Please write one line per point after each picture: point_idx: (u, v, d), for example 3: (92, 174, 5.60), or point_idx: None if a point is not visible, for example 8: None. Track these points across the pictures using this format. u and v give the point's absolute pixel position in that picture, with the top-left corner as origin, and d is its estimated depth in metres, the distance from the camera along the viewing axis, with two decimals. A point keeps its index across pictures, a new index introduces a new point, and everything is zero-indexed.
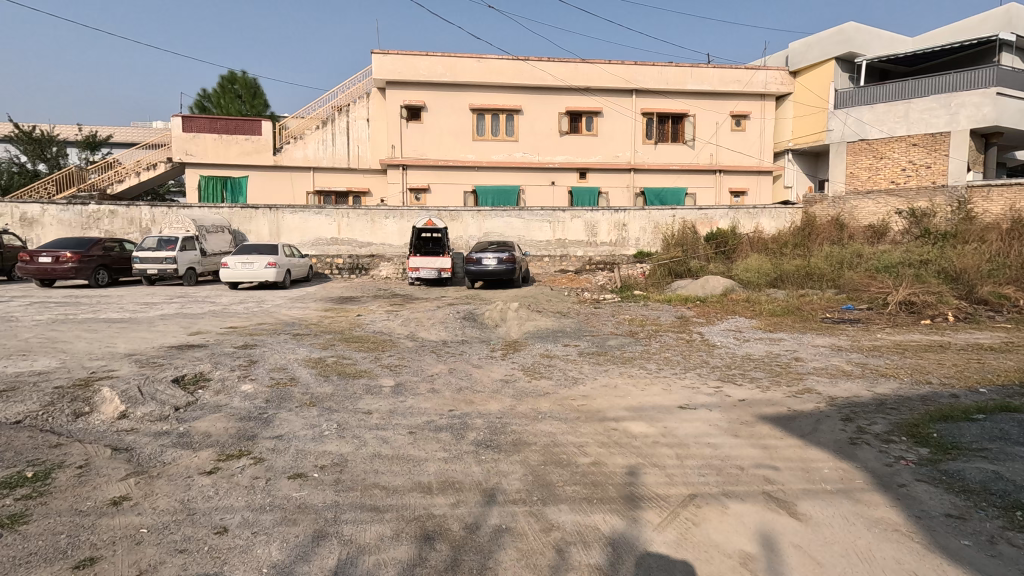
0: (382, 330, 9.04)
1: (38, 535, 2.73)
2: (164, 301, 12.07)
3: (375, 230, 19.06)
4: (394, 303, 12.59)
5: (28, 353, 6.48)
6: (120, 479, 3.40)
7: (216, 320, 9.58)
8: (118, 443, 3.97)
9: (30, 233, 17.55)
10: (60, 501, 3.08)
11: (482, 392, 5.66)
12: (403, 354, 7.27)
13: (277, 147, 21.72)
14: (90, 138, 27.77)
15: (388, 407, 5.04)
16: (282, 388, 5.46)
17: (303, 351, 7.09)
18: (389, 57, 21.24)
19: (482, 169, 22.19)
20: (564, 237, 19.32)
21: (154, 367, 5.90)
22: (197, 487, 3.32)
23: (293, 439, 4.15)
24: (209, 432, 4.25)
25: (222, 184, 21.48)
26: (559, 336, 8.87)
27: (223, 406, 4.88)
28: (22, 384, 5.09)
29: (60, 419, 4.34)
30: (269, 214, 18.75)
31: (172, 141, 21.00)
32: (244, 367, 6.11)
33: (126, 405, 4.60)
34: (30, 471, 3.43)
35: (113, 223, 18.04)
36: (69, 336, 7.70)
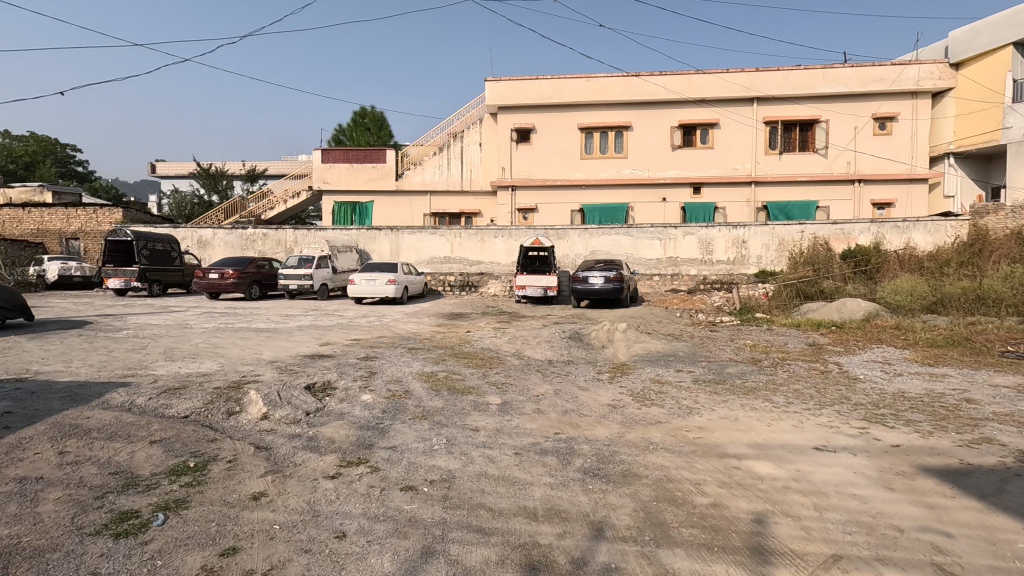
0: (490, 347, 9.22)
1: (195, 520, 3.11)
2: (301, 313, 13.54)
3: (485, 249, 19.75)
4: (501, 321, 12.85)
5: (197, 356, 7.60)
6: (259, 475, 3.77)
7: (343, 332, 10.50)
8: (260, 442, 4.44)
9: (204, 253, 20.88)
10: (213, 491, 3.50)
11: (589, 416, 5.47)
12: (509, 372, 7.33)
13: (399, 173, 23.58)
14: (250, 172, 32.42)
15: (494, 425, 5.06)
16: (396, 399, 5.76)
17: (417, 365, 7.45)
18: (501, 83, 22.19)
19: (589, 187, 22.08)
20: (676, 255, 18.43)
21: (290, 374, 6.57)
22: (321, 490, 3.57)
23: (406, 451, 4.32)
24: (333, 438, 4.59)
25: (352, 209, 23.79)
26: (671, 361, 8.37)
27: (346, 413, 5.26)
28: (190, 383, 5.96)
29: (217, 416, 4.98)
30: (391, 235, 20.35)
31: (313, 171, 23.75)
32: (365, 378, 6.56)
33: (267, 407, 5.15)
34: (192, 461, 3.95)
35: (265, 244, 20.76)
36: (228, 342, 8.90)
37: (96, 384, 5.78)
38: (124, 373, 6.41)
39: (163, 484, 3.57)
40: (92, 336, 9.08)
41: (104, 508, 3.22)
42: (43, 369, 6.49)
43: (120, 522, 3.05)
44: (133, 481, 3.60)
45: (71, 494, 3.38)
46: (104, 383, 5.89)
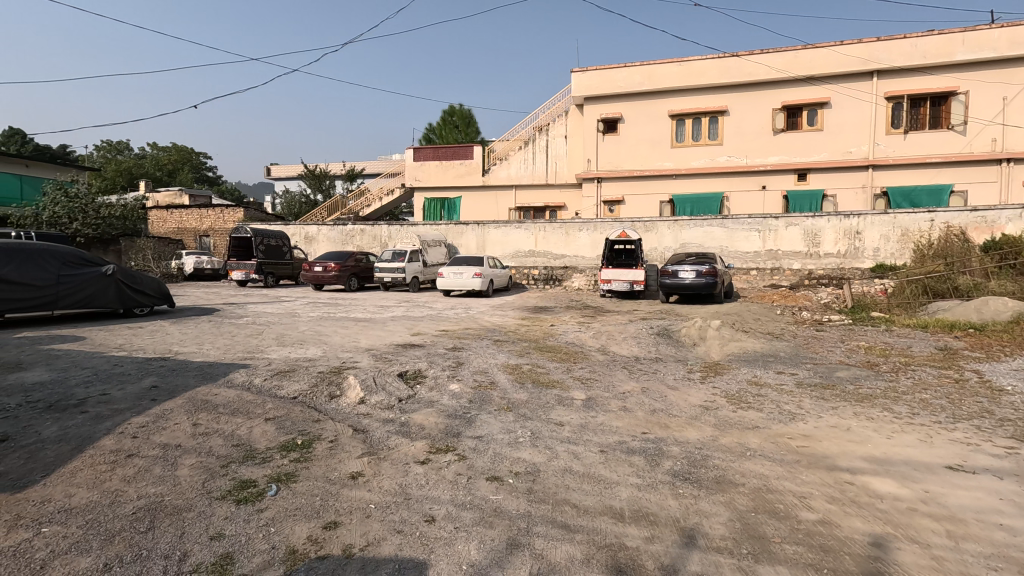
0: (575, 341, 9.14)
1: (302, 493, 3.38)
2: (394, 304, 14.31)
3: (569, 242, 19.58)
4: (586, 315, 12.67)
5: (304, 342, 8.30)
6: (357, 456, 4.02)
7: (433, 323, 10.94)
8: (357, 425, 4.74)
9: (310, 248, 22.80)
10: (317, 468, 3.79)
11: (679, 417, 5.22)
12: (595, 368, 7.21)
13: (485, 169, 24.08)
14: (350, 171, 34.80)
15: (579, 421, 5.00)
16: (482, 390, 5.89)
17: (502, 357, 7.56)
18: (588, 73, 21.82)
19: (680, 177, 21.09)
20: (776, 247, 17.07)
21: (385, 362, 6.95)
22: (412, 475, 3.73)
23: (491, 442, 4.39)
24: (423, 425, 4.78)
25: (441, 204, 24.68)
26: (771, 361, 7.76)
27: (435, 402, 5.47)
28: (299, 367, 6.53)
29: (321, 399, 5.39)
30: (477, 229, 20.88)
31: (406, 169, 24.95)
32: (453, 368, 6.77)
33: (364, 392, 5.49)
34: (300, 439, 4.31)
35: (362, 239, 22.19)
36: (330, 330, 9.62)
37: (222, 365, 6.51)
38: (244, 356, 7.17)
39: (275, 458, 3.93)
40: (219, 322, 10.28)
41: (228, 476, 3.61)
42: (181, 350, 7.44)
43: (241, 489, 3.41)
44: (251, 453, 4.00)
45: (203, 462, 3.83)
46: (228, 364, 6.61)
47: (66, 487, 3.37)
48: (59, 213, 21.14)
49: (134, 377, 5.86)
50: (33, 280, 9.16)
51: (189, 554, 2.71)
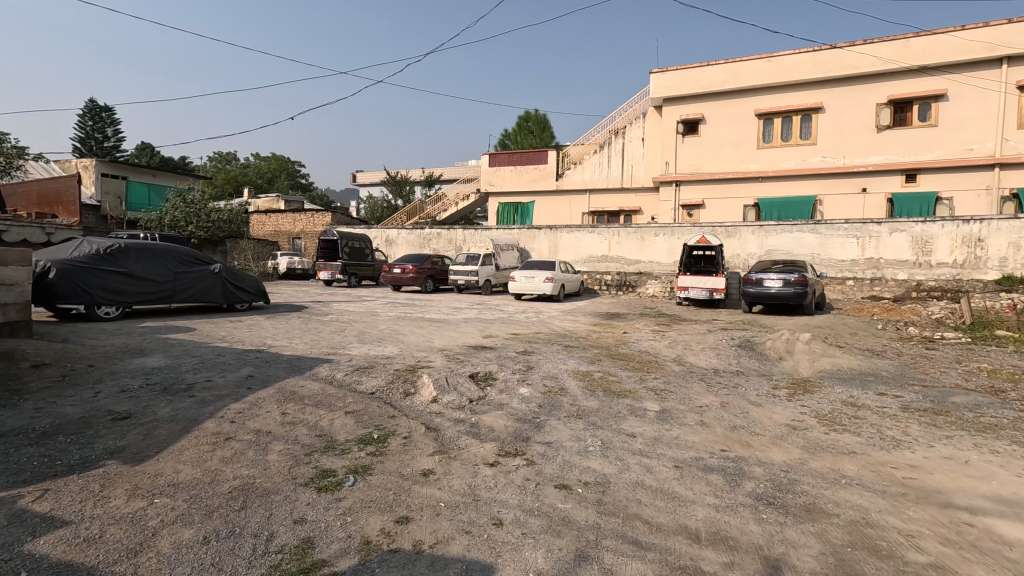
0: (649, 350, 8.84)
1: (377, 486, 3.52)
2: (467, 306, 14.62)
3: (644, 247, 19.03)
4: (661, 323, 12.21)
5: (382, 341, 8.69)
6: (429, 454, 4.12)
7: (504, 326, 11.03)
8: (429, 423, 4.87)
9: (390, 251, 23.94)
10: (391, 463, 3.92)
11: (763, 436, 4.86)
12: (670, 379, 6.91)
13: (559, 173, 24.05)
14: (428, 177, 36.14)
15: (652, 433, 4.80)
16: (552, 396, 5.83)
17: (572, 363, 7.46)
18: (668, 74, 21.14)
19: (767, 179, 19.85)
20: (878, 255, 15.55)
21: (457, 363, 7.09)
22: (481, 476, 3.76)
23: (560, 449, 4.33)
24: (493, 427, 4.82)
25: (514, 209, 24.96)
26: (871, 381, 7.04)
27: (505, 404, 5.50)
28: (377, 364, 6.83)
29: (396, 395, 5.60)
30: (550, 234, 20.91)
31: (482, 175, 25.53)
32: (523, 372, 6.77)
33: (437, 392, 5.64)
34: (377, 433, 4.50)
35: (438, 243, 22.94)
36: (406, 330, 9.99)
37: (308, 358, 6.98)
38: (328, 351, 7.62)
39: (353, 450, 4.12)
40: (308, 319, 11.03)
41: (311, 464, 3.83)
42: (274, 343, 8.06)
43: (322, 478, 3.61)
44: (332, 444, 4.22)
45: (289, 449, 4.10)
46: (314, 358, 7.07)
47: (175, 463, 3.73)
48: (177, 217, 23.75)
49: (233, 366, 6.41)
50: (156, 277, 10.33)
51: (275, 535, 2.89)
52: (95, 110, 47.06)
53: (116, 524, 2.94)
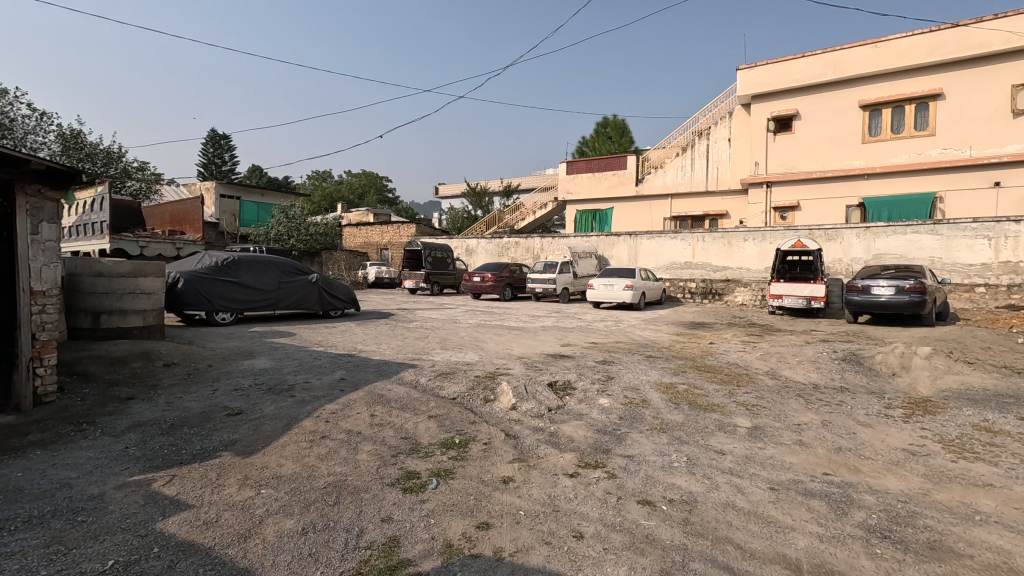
0: (738, 362, 8.31)
1: (458, 491, 3.59)
2: (545, 315, 14.62)
3: (731, 253, 18.01)
4: (751, 334, 11.44)
5: (463, 347, 8.92)
6: (508, 461, 4.15)
7: (583, 335, 10.89)
8: (509, 430, 4.91)
9: (470, 260, 24.64)
10: (472, 468, 3.99)
11: (875, 460, 4.37)
12: (763, 394, 6.44)
13: (639, 178, 23.47)
14: (507, 187, 36.80)
15: (743, 451, 4.49)
16: (633, 408, 5.65)
17: (655, 374, 7.19)
18: (757, 70, 19.96)
19: (875, 176, 18.05)
20: (1015, 259, 13.54)
21: (535, 371, 7.09)
22: (560, 487, 3.72)
23: (643, 463, 4.17)
24: (572, 437, 4.75)
25: (592, 216, 24.71)
26: (1010, 404, 6.09)
27: (584, 415, 5.41)
28: (458, 370, 7.02)
29: (477, 401, 5.71)
30: (629, 240, 20.44)
31: (559, 183, 25.56)
32: (603, 382, 6.62)
33: (516, 399, 5.68)
34: (458, 438, 4.60)
35: (516, 251, 23.24)
36: (485, 337, 10.18)
37: (395, 363, 7.32)
38: (412, 357, 7.95)
39: (436, 453, 4.25)
40: (394, 325, 11.60)
41: (397, 465, 4.00)
42: (364, 349, 8.56)
43: (407, 479, 3.75)
44: (416, 447, 4.38)
45: (377, 450, 4.31)
46: (400, 363, 7.41)
47: (278, 457, 4.07)
48: (281, 231, 26.08)
49: (328, 369, 6.89)
50: (263, 285, 11.37)
51: (364, 532, 3.04)
52: (215, 138, 53.00)
53: (229, 510, 3.24)
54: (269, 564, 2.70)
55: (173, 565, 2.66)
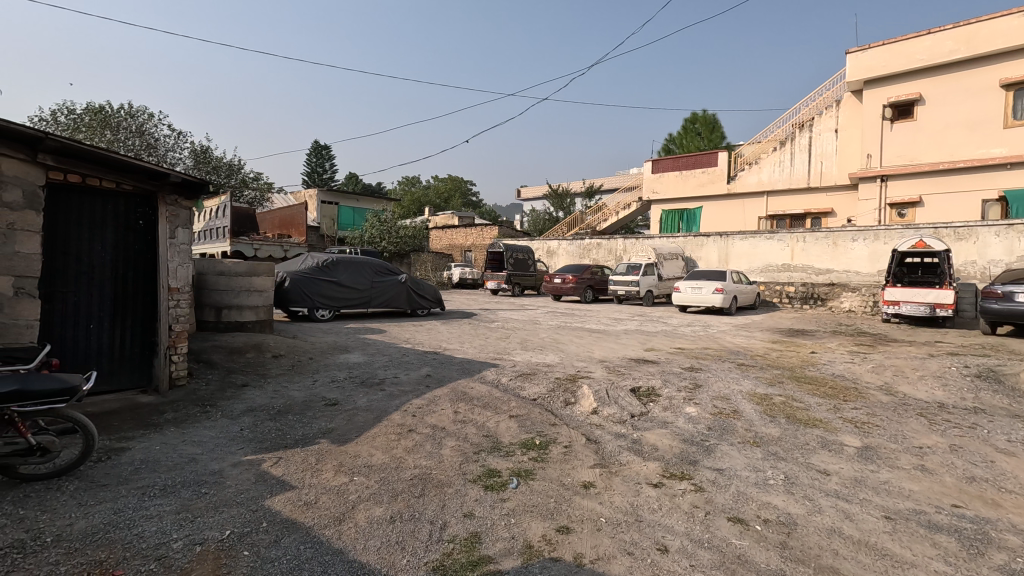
0: (846, 374, 7.55)
1: (539, 492, 3.59)
2: (628, 318, 14.24)
3: (837, 254, 16.47)
4: (861, 344, 10.35)
5: (544, 349, 8.93)
6: (590, 466, 4.08)
7: (668, 340, 10.47)
8: (590, 434, 4.82)
9: (552, 261, 24.68)
10: (553, 470, 3.97)
11: (1019, 495, 3.76)
12: (876, 410, 5.79)
13: (731, 175, 22.18)
14: (589, 188, 36.36)
15: (851, 473, 4.06)
16: (723, 418, 5.33)
17: (748, 384, 6.72)
18: (871, 52, 18.08)
19: (1019, 166, 15.62)
20: None
21: (617, 375, 6.92)
22: (643, 496, 3.59)
23: (735, 478, 3.91)
24: (656, 445, 4.58)
25: (679, 216, 23.75)
26: None
27: (670, 423, 5.19)
28: (539, 371, 7.04)
29: (557, 404, 5.68)
30: (720, 241, 19.41)
31: (644, 182, 24.81)
32: (690, 390, 6.31)
33: (597, 404, 5.57)
34: (539, 439, 4.61)
35: (598, 253, 22.91)
36: (566, 339, 10.12)
37: (477, 362, 7.50)
38: (494, 356, 8.09)
39: (517, 453, 4.28)
40: (476, 325, 11.89)
41: (479, 462, 4.08)
42: (448, 347, 8.86)
43: (489, 477, 3.81)
44: (497, 446, 4.44)
45: (460, 446, 4.43)
46: (482, 362, 7.58)
47: (370, 447, 4.31)
48: (374, 234, 27.76)
49: (415, 366, 7.22)
50: (358, 285, 12.15)
51: (447, 525, 3.13)
52: (319, 149, 57.81)
53: (326, 493, 3.49)
54: (361, 548, 2.86)
55: (278, 540, 2.91)
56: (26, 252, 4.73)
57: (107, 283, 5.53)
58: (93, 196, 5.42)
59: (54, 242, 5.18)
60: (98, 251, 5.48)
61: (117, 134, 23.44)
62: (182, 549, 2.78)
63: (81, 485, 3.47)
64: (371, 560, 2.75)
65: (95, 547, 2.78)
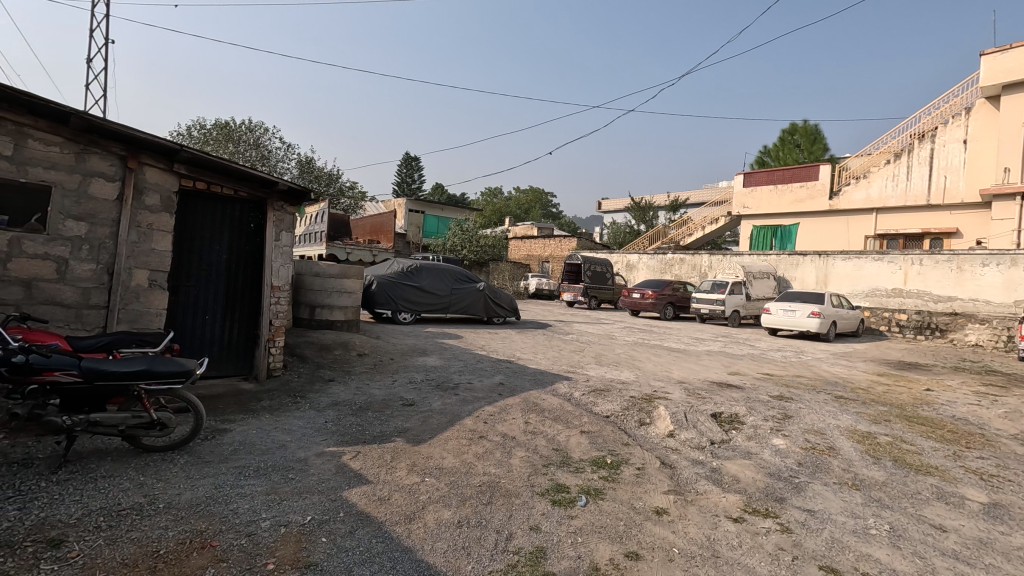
0: (969, 418, 6.60)
1: (608, 513, 3.47)
2: (710, 338, 13.50)
3: (961, 280, 14.61)
4: (989, 384, 9.02)
5: (619, 365, 8.69)
6: (663, 491, 3.89)
7: (755, 364, 9.78)
8: (665, 458, 4.61)
9: (631, 275, 24.10)
10: (624, 492, 3.83)
11: None
12: (1008, 463, 4.99)
13: (834, 190, 20.43)
14: (674, 202, 35.12)
15: (975, 533, 3.53)
16: (816, 454, 4.88)
17: (847, 419, 6.09)
18: (1010, 53, 15.91)
19: None
20: None
21: (697, 398, 6.56)
22: (722, 530, 3.36)
23: (828, 522, 3.55)
24: (738, 477, 4.27)
25: (772, 232, 22.33)
26: None
27: (754, 454, 4.82)
28: (613, 388, 6.84)
29: (631, 423, 5.50)
30: (818, 261, 18.01)
31: (734, 196, 23.59)
32: (779, 420, 5.83)
33: (674, 427, 5.32)
34: (610, 458, 4.47)
35: (681, 268, 22.02)
36: (643, 356, 9.79)
37: (550, 374, 7.45)
38: (567, 369, 8.00)
39: (586, 470, 4.19)
40: (551, 337, 11.84)
41: (547, 476, 4.03)
42: (522, 357, 8.89)
43: (556, 492, 3.75)
44: (567, 460, 4.38)
45: (530, 457, 4.41)
46: (555, 374, 7.52)
47: (441, 450, 4.41)
48: (456, 242, 28.68)
49: (489, 373, 7.32)
50: (439, 291, 12.58)
51: (513, 536, 3.12)
52: (409, 160, 60.91)
53: (399, 491, 3.62)
54: (429, 549, 2.92)
55: (353, 531, 3.05)
56: (160, 250, 5.40)
57: (221, 279, 6.17)
58: (215, 201, 6.07)
59: (182, 241, 5.89)
60: (216, 251, 6.13)
61: (238, 147, 26.25)
62: (269, 529, 3.00)
63: (190, 459, 3.87)
64: (437, 562, 2.80)
65: (197, 517, 3.07)
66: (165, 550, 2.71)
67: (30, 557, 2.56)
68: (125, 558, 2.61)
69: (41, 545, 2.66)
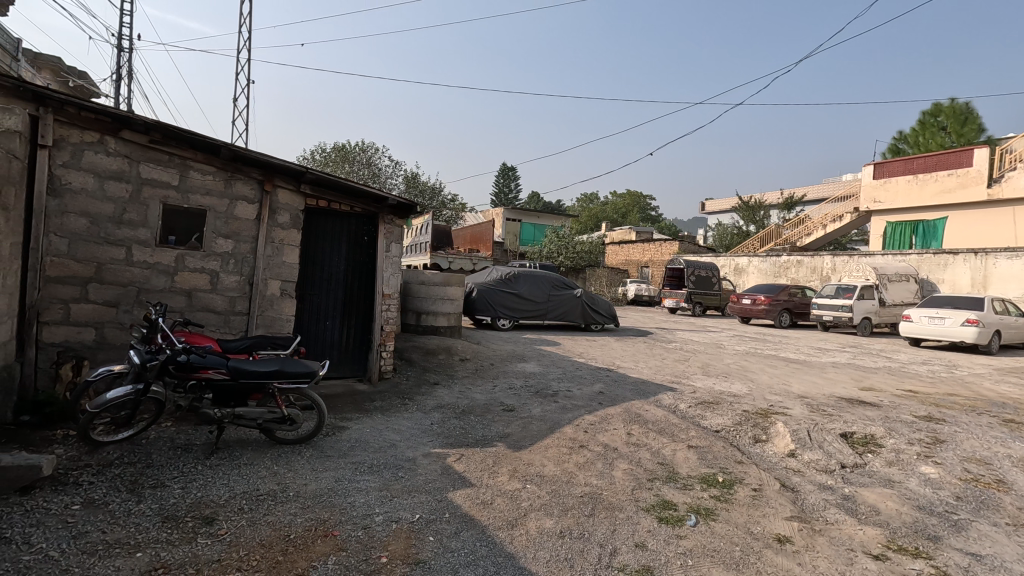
0: None
1: (721, 536, 3.22)
2: (836, 348, 12.14)
3: None
4: None
5: (729, 376, 8.12)
6: (785, 517, 3.52)
7: (893, 379, 8.59)
8: (786, 480, 4.18)
9: (740, 279, 22.52)
10: (739, 515, 3.53)
11: None
12: None
13: (995, 178, 17.39)
14: (788, 200, 32.14)
15: None
16: (980, 488, 4.13)
17: (1020, 448, 5.10)
18: None
19: None
20: None
21: (823, 415, 5.90)
22: (859, 567, 2.96)
23: (1000, 571, 2.98)
24: (877, 508, 3.75)
25: (912, 229, 19.58)
26: None
27: (897, 483, 4.21)
28: (723, 401, 6.36)
29: (744, 439, 5.08)
30: (974, 258, 15.50)
31: (862, 190, 21.09)
32: (928, 445, 5.04)
33: (796, 446, 4.82)
34: (722, 476, 4.16)
35: (798, 271, 20.14)
36: (756, 367, 9.04)
37: (653, 384, 7.14)
38: (671, 379, 7.62)
39: (696, 488, 3.93)
40: (652, 345, 11.39)
41: (652, 491, 3.85)
42: (622, 365, 8.64)
43: (663, 509, 3.56)
44: (673, 476, 4.15)
45: (633, 470, 4.24)
46: (658, 384, 7.20)
47: (542, 458, 4.40)
48: (553, 250, 28.76)
49: (588, 381, 7.19)
50: (536, 297, 12.68)
51: (617, 552, 3.00)
52: (506, 169, 62.32)
53: (501, 496, 3.66)
54: (532, 556, 2.92)
55: (458, 532, 3.13)
56: (290, 262, 6.03)
57: (340, 287, 6.74)
58: (334, 217, 6.66)
59: (308, 253, 6.51)
60: (336, 261, 6.70)
61: (353, 167, 28.75)
62: (383, 523, 3.18)
63: (314, 453, 4.24)
64: (540, 571, 2.79)
65: (321, 506, 3.36)
66: (295, 535, 2.98)
67: (191, 530, 2.96)
68: (263, 539, 2.92)
69: (198, 521, 3.06)
